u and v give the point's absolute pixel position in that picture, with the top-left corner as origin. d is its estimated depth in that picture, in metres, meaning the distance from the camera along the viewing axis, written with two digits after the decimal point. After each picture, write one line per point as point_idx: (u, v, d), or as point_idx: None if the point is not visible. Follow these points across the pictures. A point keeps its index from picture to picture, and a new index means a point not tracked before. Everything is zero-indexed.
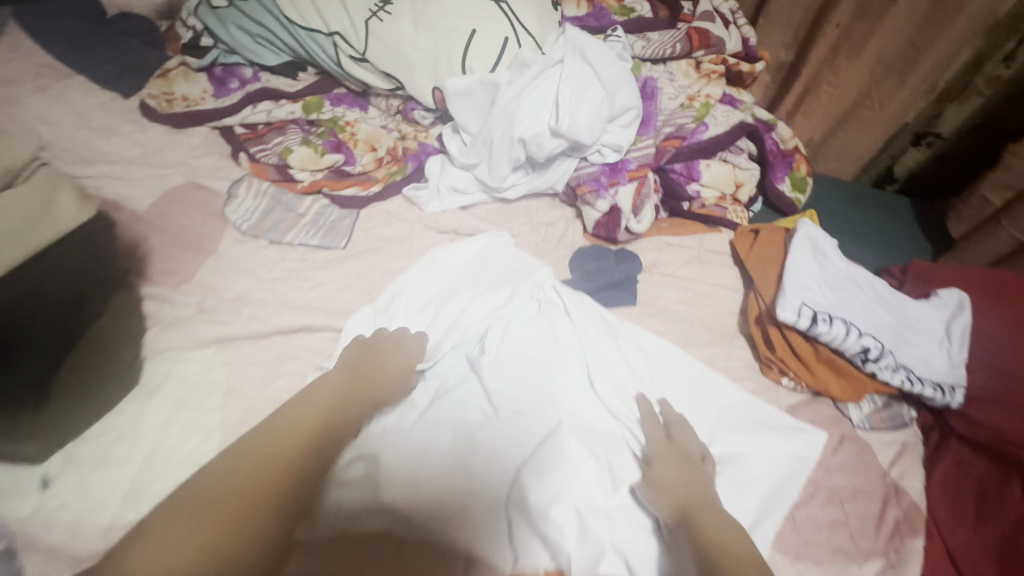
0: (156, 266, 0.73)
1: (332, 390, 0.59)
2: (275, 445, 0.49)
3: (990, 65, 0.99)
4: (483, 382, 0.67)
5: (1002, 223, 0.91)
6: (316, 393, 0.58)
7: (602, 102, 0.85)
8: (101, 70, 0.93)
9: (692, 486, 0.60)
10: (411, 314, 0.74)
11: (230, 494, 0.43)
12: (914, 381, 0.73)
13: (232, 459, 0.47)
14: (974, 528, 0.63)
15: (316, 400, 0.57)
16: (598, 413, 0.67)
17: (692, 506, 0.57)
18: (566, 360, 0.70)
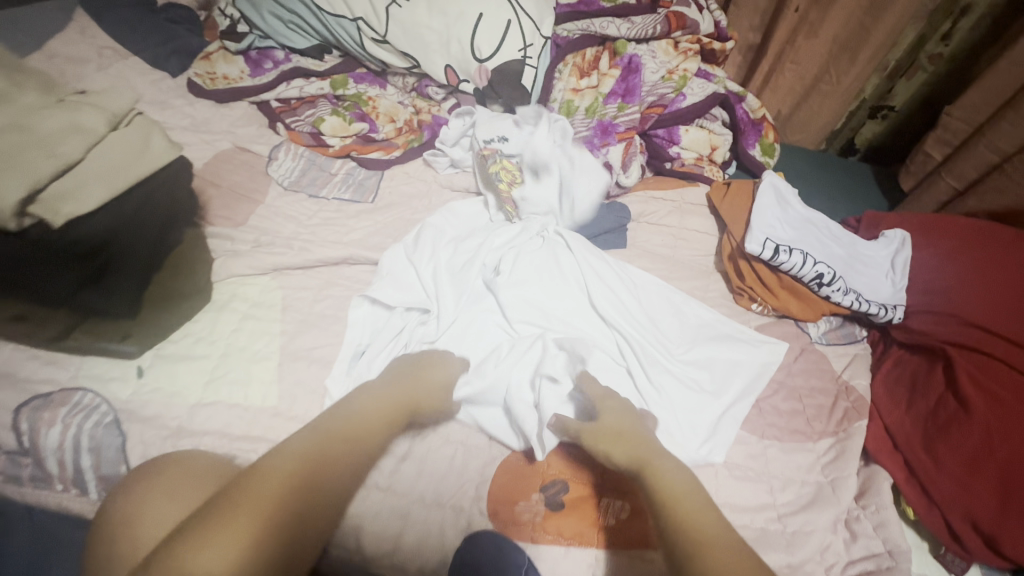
0: (216, 212, 0.85)
1: (372, 413, 0.61)
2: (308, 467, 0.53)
3: (931, 44, 1.14)
4: (498, 299, 0.79)
5: (942, 174, 1.05)
6: (358, 406, 0.61)
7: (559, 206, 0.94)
8: (153, 51, 1.06)
9: (638, 437, 0.64)
10: (439, 246, 0.85)
11: (260, 517, 0.47)
12: (863, 301, 0.85)
13: (268, 466, 0.52)
14: (908, 407, 0.75)
15: (361, 417, 0.60)
16: (595, 327, 0.79)
17: (644, 462, 0.61)
18: (569, 284, 0.82)
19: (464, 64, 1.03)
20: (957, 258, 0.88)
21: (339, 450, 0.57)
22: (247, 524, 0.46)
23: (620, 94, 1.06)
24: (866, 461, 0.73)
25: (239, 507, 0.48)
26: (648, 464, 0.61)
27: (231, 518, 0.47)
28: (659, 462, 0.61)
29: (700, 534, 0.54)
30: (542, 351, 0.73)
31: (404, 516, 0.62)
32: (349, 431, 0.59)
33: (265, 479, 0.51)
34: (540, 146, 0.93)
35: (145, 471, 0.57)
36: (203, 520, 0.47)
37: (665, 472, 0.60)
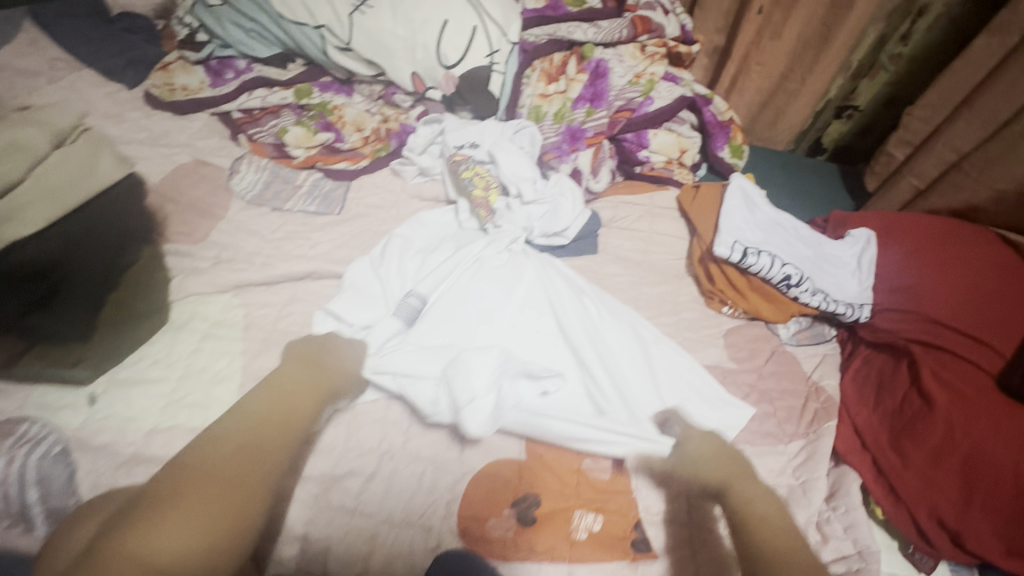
0: (174, 228, 0.83)
1: (286, 396, 0.60)
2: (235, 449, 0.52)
3: (891, 44, 1.16)
4: (449, 314, 0.77)
5: (905, 174, 1.07)
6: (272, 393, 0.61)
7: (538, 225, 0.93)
8: (107, 62, 1.03)
9: (732, 461, 0.68)
10: (404, 261, 0.84)
11: (218, 497, 0.48)
12: (830, 302, 0.86)
13: (210, 450, 0.52)
14: (875, 407, 0.76)
15: (286, 399, 0.60)
16: (546, 340, 0.78)
17: (730, 481, 0.66)
18: (535, 299, 0.82)
19: (430, 71, 1.03)
20: (918, 256, 0.90)
21: (268, 431, 0.56)
22: (187, 510, 0.46)
23: (588, 99, 1.06)
24: (836, 462, 0.74)
25: (167, 505, 0.46)
26: (732, 480, 0.66)
27: (168, 509, 0.45)
28: (741, 482, 0.66)
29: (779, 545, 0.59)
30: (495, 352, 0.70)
31: (372, 538, 0.60)
32: (269, 415, 0.58)
33: (192, 471, 0.50)
34: (512, 164, 0.95)
35: (83, 513, 0.53)
36: (152, 511, 0.46)
37: (750, 494, 0.64)
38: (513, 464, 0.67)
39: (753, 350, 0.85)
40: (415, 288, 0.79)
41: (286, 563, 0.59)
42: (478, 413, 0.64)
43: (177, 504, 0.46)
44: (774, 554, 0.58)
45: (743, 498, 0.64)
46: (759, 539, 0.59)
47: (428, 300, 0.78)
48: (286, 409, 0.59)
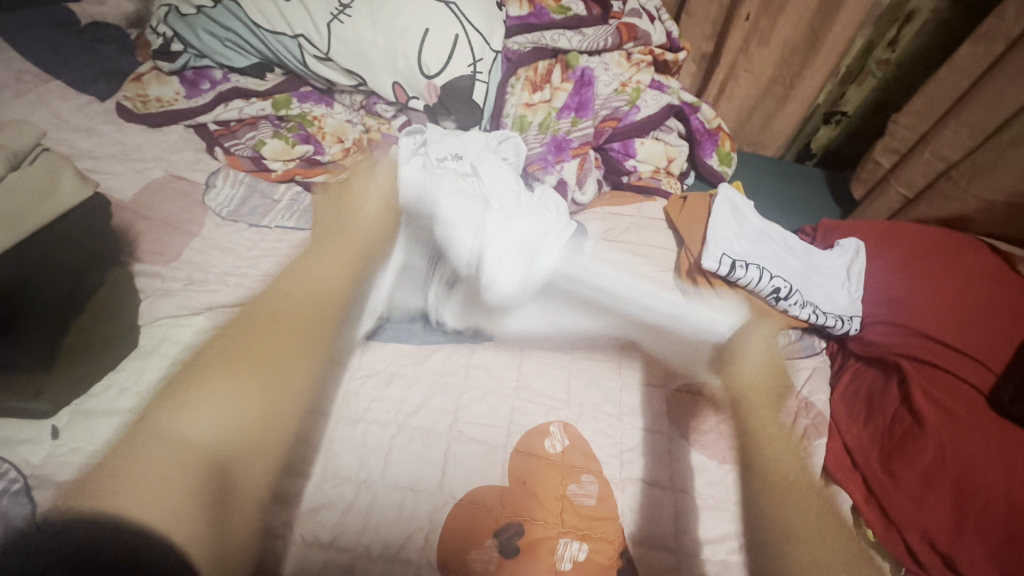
0: (145, 248, 0.80)
1: (344, 277, 0.79)
2: (258, 348, 0.70)
3: (879, 50, 1.15)
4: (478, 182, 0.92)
5: (892, 182, 1.06)
6: (305, 277, 0.80)
7: None
8: (78, 74, 1.00)
9: (763, 376, 0.80)
10: (420, 225, 0.85)
11: (256, 402, 0.65)
12: (820, 314, 0.85)
13: (237, 344, 0.71)
14: (865, 423, 0.75)
15: (313, 285, 0.79)
16: (557, 224, 0.91)
17: (748, 395, 0.77)
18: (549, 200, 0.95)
19: (412, 81, 1.00)
20: (908, 268, 0.88)
21: (297, 322, 0.74)
22: (209, 395, 0.64)
23: (574, 108, 1.04)
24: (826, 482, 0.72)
25: (197, 378, 0.66)
26: (748, 401, 0.77)
27: (203, 384, 0.66)
28: (754, 395, 0.77)
29: (782, 477, 0.70)
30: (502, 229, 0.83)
31: (348, 572, 0.58)
32: (307, 298, 0.76)
33: (223, 367, 0.68)
34: (494, 178, 0.93)
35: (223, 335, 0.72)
36: (191, 387, 0.66)
37: (770, 427, 0.75)
38: (496, 491, 0.65)
39: (743, 365, 0.83)
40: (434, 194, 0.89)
41: None
42: (493, 265, 0.80)
43: (204, 386, 0.65)
44: (779, 499, 0.68)
45: (767, 429, 0.74)
46: (762, 457, 0.71)
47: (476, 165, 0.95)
48: (318, 297, 0.77)
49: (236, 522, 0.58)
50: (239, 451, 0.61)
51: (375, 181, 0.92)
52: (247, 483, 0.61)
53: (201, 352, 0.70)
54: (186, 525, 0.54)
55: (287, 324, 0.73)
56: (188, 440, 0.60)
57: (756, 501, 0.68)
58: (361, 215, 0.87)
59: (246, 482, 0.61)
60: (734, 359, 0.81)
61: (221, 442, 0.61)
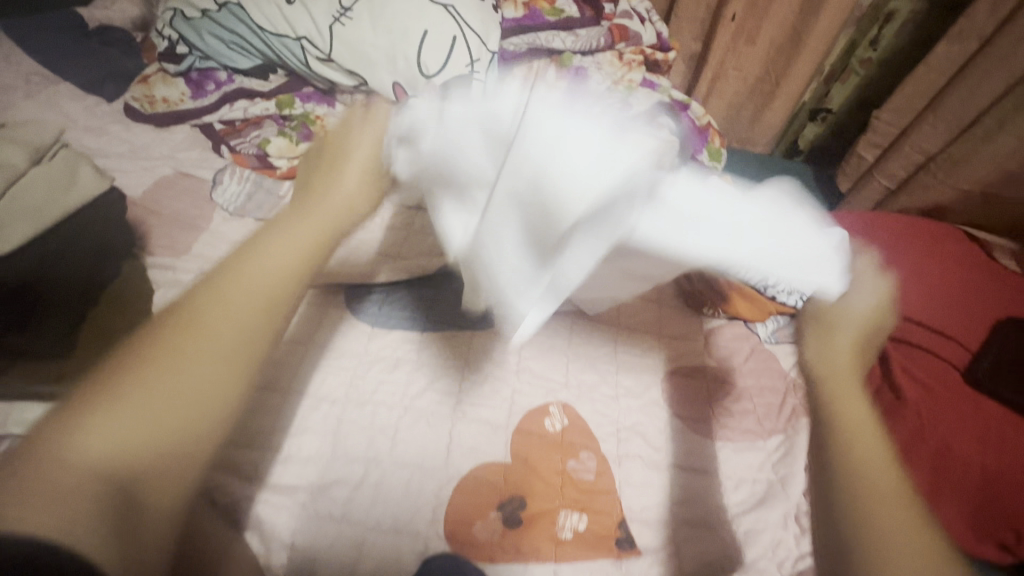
0: (157, 242, 0.83)
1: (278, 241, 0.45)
2: (248, 309, 0.40)
3: (861, 49, 1.20)
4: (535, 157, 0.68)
5: (875, 174, 1.10)
6: (266, 249, 0.44)
7: None
8: (86, 75, 1.03)
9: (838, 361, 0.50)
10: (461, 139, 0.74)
11: (274, 283, 0.42)
12: (807, 303, 0.86)
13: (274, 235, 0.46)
14: None
15: (278, 259, 0.44)
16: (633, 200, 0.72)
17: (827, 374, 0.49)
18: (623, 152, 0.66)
19: (412, 81, 1.04)
20: (890, 257, 0.92)
21: (264, 286, 0.42)
22: (231, 309, 0.40)
23: None
24: None
25: (192, 302, 0.40)
26: (836, 386, 0.47)
27: (192, 309, 0.39)
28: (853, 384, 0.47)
29: (871, 459, 0.42)
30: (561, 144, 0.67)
31: (359, 545, 0.62)
32: (271, 273, 0.43)
33: (183, 327, 0.38)
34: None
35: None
36: (186, 298, 0.40)
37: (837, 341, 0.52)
38: (499, 467, 0.68)
39: (732, 348, 0.87)
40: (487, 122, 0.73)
41: None
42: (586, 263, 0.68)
43: (213, 303, 0.39)
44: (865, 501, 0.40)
45: (847, 411, 0.45)
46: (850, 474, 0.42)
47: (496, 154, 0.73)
48: (281, 271, 0.43)
49: (143, 541, 0.32)
50: (161, 475, 0.34)
51: (372, 141, 0.57)
52: (158, 495, 0.34)
53: (170, 311, 0.39)
54: (202, 427, 0.36)
55: (242, 293, 0.41)
56: (95, 459, 0.32)
57: (821, 458, 0.45)
58: (338, 181, 0.54)
59: (156, 496, 0.33)
60: (832, 319, 0.55)
61: (136, 464, 0.33)
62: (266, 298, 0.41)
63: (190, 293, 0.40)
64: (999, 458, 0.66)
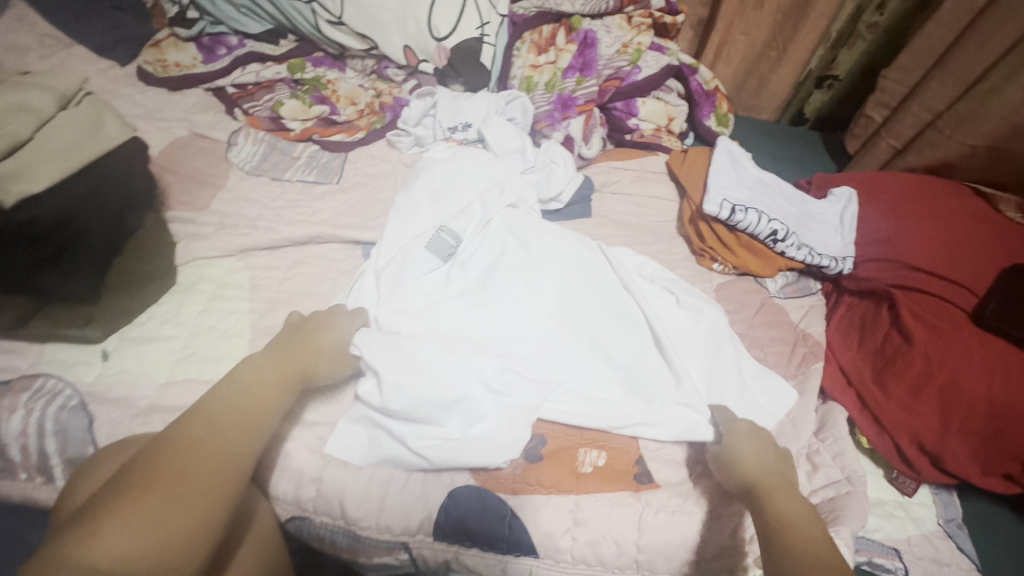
0: (176, 198, 0.84)
1: (257, 387, 0.54)
2: (228, 431, 0.48)
3: (868, 13, 1.19)
4: (461, 305, 0.74)
5: (883, 135, 1.12)
6: (241, 389, 0.53)
7: (532, 189, 0.92)
8: (99, 39, 1.04)
9: (766, 464, 0.59)
10: (417, 271, 0.76)
11: (248, 421, 0.51)
12: (815, 255, 0.89)
13: (246, 381, 0.54)
14: (858, 348, 0.80)
15: (257, 392, 0.54)
16: (544, 331, 0.74)
17: (761, 480, 0.57)
18: (542, 343, 0.73)
19: (422, 44, 1.05)
20: (897, 210, 0.94)
21: (245, 419, 0.51)
22: (220, 435, 0.47)
23: (578, 69, 1.08)
24: (823, 400, 0.77)
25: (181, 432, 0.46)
26: (767, 488, 0.55)
27: (186, 437, 0.46)
28: (781, 488, 0.55)
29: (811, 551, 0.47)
30: (520, 324, 0.74)
31: (386, 482, 0.63)
32: (245, 405, 0.52)
33: (178, 449, 0.45)
34: (501, 137, 0.97)
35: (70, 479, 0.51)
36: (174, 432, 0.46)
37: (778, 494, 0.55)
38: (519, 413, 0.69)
39: (743, 301, 0.89)
40: (446, 224, 0.82)
41: (304, 503, 0.63)
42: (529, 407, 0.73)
43: (203, 429, 0.47)
44: None
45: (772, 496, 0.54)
46: (786, 543, 0.48)
47: (453, 265, 0.79)
48: (256, 400, 0.53)
49: None
50: (167, 568, 0.39)
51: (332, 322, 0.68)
52: None
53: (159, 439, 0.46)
54: (203, 531, 0.41)
55: (228, 424, 0.49)
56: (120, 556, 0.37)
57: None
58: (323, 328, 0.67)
59: None
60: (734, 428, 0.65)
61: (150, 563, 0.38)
62: (242, 423, 0.50)
63: (177, 427, 0.47)
64: (1007, 390, 0.68)
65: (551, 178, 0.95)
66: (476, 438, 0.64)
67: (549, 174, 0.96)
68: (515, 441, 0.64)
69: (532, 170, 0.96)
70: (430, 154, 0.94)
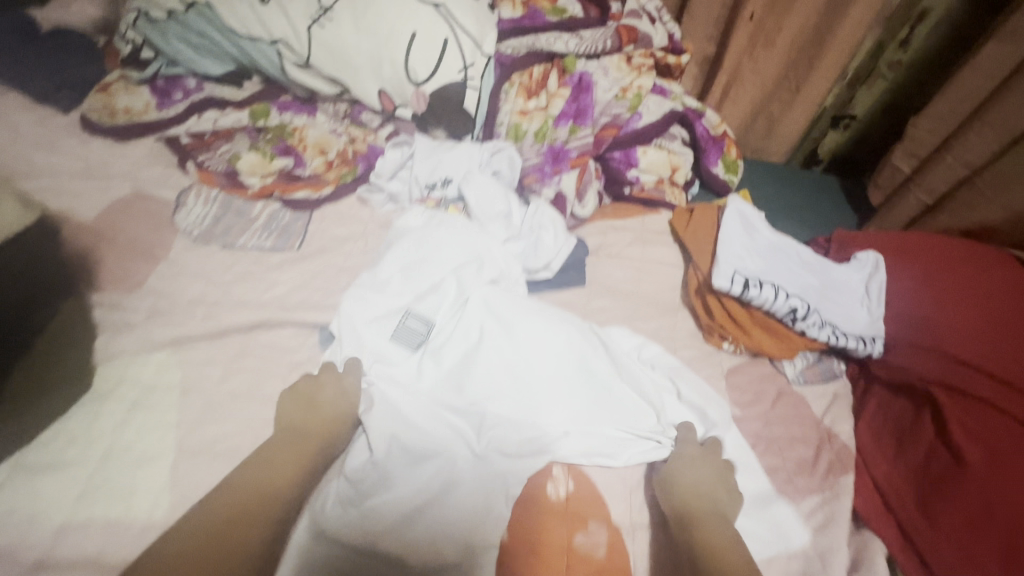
0: (107, 274, 0.73)
1: (261, 489, 0.54)
2: (219, 532, 0.49)
3: (889, 51, 1.09)
4: (440, 362, 0.69)
5: (911, 188, 1.00)
6: (258, 476, 0.55)
7: (522, 253, 0.84)
8: (39, 85, 0.94)
9: (703, 495, 0.62)
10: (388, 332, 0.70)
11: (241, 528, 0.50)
12: (840, 336, 0.79)
13: (252, 478, 0.55)
14: (895, 460, 0.69)
15: (261, 484, 0.55)
16: (531, 382, 0.68)
17: (695, 515, 0.59)
18: (534, 392, 0.67)
19: (399, 88, 0.94)
20: (935, 282, 0.82)
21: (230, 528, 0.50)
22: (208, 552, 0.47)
23: (572, 115, 0.97)
24: (856, 525, 0.66)
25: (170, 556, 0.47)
26: (699, 517, 0.59)
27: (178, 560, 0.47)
28: (711, 517, 0.59)
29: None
30: (506, 377, 0.68)
31: None
32: (249, 493, 0.53)
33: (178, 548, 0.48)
34: (483, 198, 0.86)
35: None
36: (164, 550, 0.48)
37: (720, 534, 0.57)
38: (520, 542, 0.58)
39: (757, 392, 0.77)
40: (413, 307, 0.72)
41: None
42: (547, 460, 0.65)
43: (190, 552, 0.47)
44: None
45: (711, 540, 0.56)
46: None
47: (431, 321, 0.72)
48: (253, 504, 0.53)
49: None
50: None
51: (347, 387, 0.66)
52: None
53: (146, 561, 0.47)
54: None
55: (206, 541, 0.48)
56: None
57: None
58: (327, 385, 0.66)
59: None
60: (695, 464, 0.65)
61: None
62: (241, 517, 0.51)
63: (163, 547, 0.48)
64: None
65: (542, 244, 0.84)
66: (451, 525, 0.58)
67: (538, 239, 0.85)
68: (488, 527, 0.58)
69: (523, 237, 0.85)
70: (399, 222, 0.82)
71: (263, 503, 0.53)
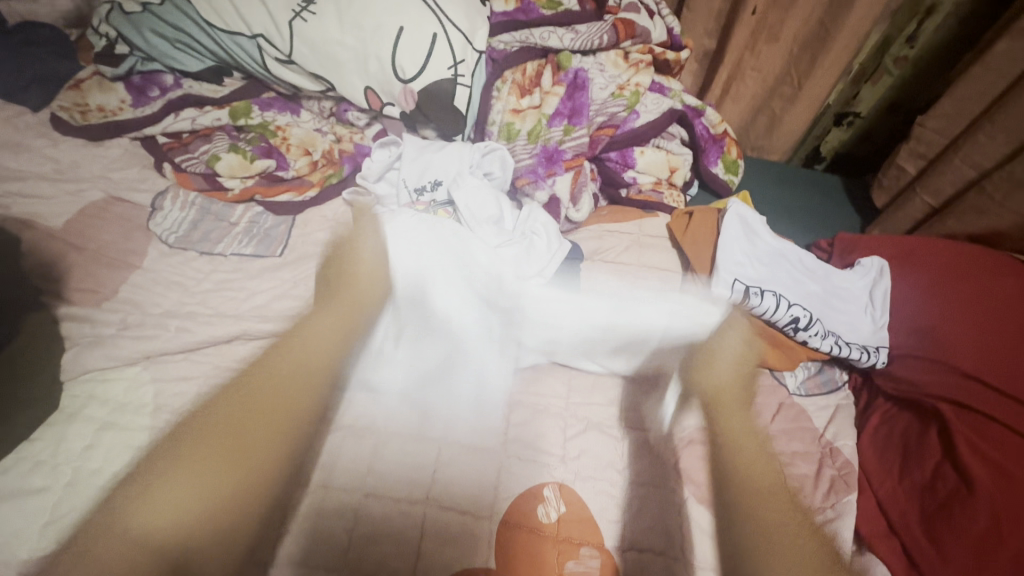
0: (77, 284, 0.70)
1: (315, 350, 0.56)
2: (269, 405, 0.50)
3: (895, 46, 1.05)
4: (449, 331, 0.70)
5: (917, 190, 0.98)
6: (302, 342, 0.57)
7: (517, 258, 0.79)
8: (9, 83, 0.90)
9: (739, 378, 0.65)
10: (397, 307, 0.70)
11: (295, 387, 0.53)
12: (842, 345, 0.76)
13: (301, 333, 0.58)
14: (899, 479, 0.66)
15: (312, 342, 0.57)
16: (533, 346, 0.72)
17: (723, 397, 0.62)
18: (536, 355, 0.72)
19: (386, 85, 0.89)
20: (941, 291, 0.79)
21: (290, 384, 0.53)
22: (259, 394, 0.51)
23: (567, 115, 0.93)
24: (858, 548, 0.63)
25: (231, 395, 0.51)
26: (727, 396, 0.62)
27: (228, 408, 0.50)
28: (740, 388, 0.63)
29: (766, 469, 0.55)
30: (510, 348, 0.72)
31: None
32: (302, 362, 0.55)
33: (235, 404, 0.50)
34: (473, 201, 0.83)
35: None
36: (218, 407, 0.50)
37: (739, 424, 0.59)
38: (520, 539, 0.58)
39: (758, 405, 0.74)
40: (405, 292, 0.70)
41: None
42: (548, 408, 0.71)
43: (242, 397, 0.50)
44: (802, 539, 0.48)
45: (735, 430, 0.58)
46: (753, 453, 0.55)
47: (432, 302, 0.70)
48: (303, 364, 0.54)
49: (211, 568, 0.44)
50: (211, 523, 0.44)
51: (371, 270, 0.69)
52: (207, 559, 0.44)
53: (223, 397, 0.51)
54: (228, 494, 0.45)
55: (275, 390, 0.52)
56: (156, 525, 0.42)
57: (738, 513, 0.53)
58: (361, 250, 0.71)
59: (206, 559, 0.44)
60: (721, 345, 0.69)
61: (190, 522, 0.43)
62: (299, 376, 0.53)
63: (210, 413, 0.49)
64: None
65: (535, 253, 0.81)
66: (451, 501, 0.59)
67: (531, 247, 0.81)
68: (490, 499, 0.60)
69: (516, 244, 0.81)
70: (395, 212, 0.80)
71: (328, 356, 0.57)
